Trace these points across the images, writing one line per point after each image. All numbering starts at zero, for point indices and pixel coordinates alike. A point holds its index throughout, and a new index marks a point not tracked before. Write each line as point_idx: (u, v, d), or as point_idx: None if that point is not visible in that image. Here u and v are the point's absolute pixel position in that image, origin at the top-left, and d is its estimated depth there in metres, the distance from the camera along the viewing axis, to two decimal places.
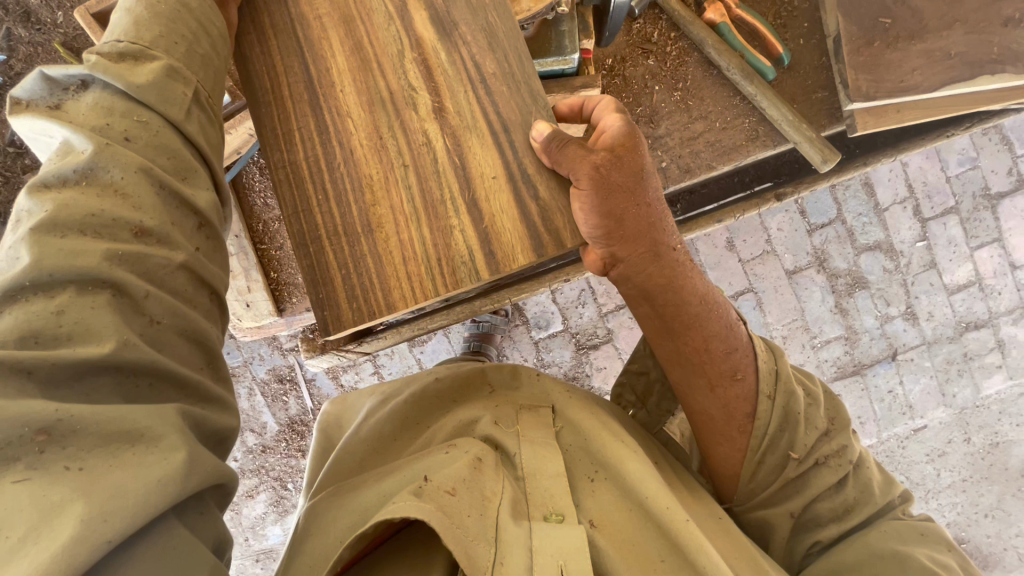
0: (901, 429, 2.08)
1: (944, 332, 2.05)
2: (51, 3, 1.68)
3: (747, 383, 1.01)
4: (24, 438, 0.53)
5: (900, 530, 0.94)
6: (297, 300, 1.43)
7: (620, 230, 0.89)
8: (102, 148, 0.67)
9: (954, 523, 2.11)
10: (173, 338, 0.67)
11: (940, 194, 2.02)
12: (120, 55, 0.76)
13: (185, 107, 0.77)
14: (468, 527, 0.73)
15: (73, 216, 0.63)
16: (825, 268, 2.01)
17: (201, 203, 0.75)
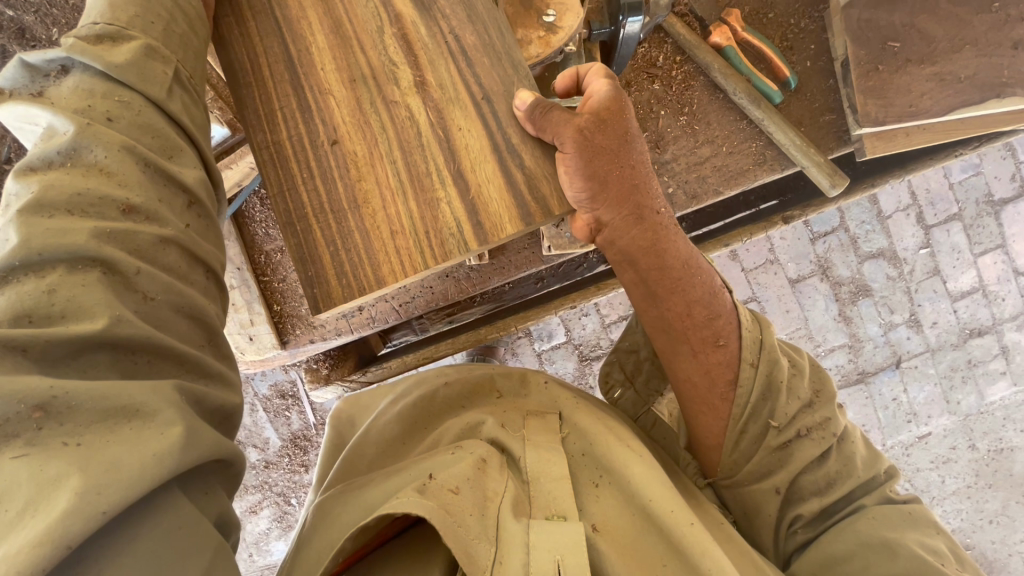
0: (905, 436, 2.08)
1: (948, 339, 2.04)
2: (46, 20, 1.66)
3: (730, 349, 0.98)
4: (20, 415, 0.51)
5: (888, 513, 0.91)
6: (300, 331, 1.41)
7: (605, 195, 0.86)
8: (86, 128, 0.66)
9: (959, 529, 2.12)
10: (169, 315, 0.65)
11: (943, 201, 2.01)
12: (97, 37, 0.74)
13: (165, 85, 0.76)
14: (471, 527, 0.71)
15: (60, 195, 0.62)
16: (828, 277, 2.01)
17: (188, 180, 0.73)
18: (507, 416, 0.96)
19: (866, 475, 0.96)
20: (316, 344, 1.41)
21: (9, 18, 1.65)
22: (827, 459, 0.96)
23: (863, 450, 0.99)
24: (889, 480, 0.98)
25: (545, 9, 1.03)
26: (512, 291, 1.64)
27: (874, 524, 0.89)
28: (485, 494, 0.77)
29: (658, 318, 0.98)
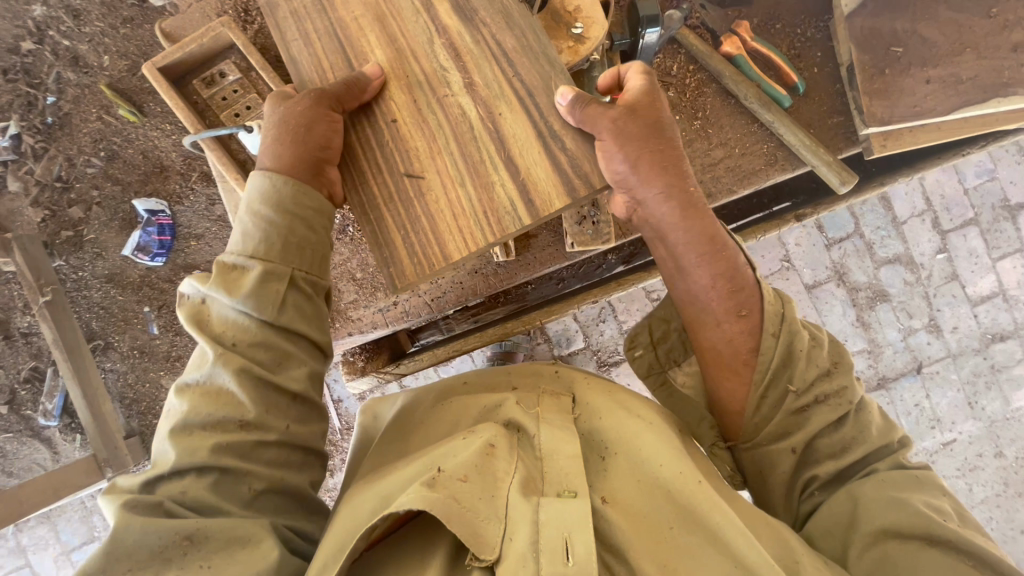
0: (929, 443, 2.06)
1: (970, 343, 2.04)
2: (98, 48, 1.79)
3: (754, 318, 1.00)
4: (173, 543, 0.76)
5: (898, 474, 0.93)
6: (339, 326, 1.46)
7: (642, 175, 0.93)
8: (219, 359, 0.84)
9: (990, 539, 2.07)
10: (274, 490, 0.86)
11: (958, 206, 2.02)
12: (232, 265, 0.89)
13: (277, 302, 0.88)
14: (480, 510, 0.78)
15: (198, 419, 0.83)
16: (844, 282, 2.02)
17: (293, 387, 0.88)
18: (527, 401, 0.98)
19: (879, 442, 0.97)
20: (353, 336, 1.47)
21: (66, 47, 1.80)
22: (840, 429, 0.97)
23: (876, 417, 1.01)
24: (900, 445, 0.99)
25: (573, 21, 1.10)
26: (534, 292, 1.69)
27: (884, 486, 0.91)
28: (495, 479, 0.83)
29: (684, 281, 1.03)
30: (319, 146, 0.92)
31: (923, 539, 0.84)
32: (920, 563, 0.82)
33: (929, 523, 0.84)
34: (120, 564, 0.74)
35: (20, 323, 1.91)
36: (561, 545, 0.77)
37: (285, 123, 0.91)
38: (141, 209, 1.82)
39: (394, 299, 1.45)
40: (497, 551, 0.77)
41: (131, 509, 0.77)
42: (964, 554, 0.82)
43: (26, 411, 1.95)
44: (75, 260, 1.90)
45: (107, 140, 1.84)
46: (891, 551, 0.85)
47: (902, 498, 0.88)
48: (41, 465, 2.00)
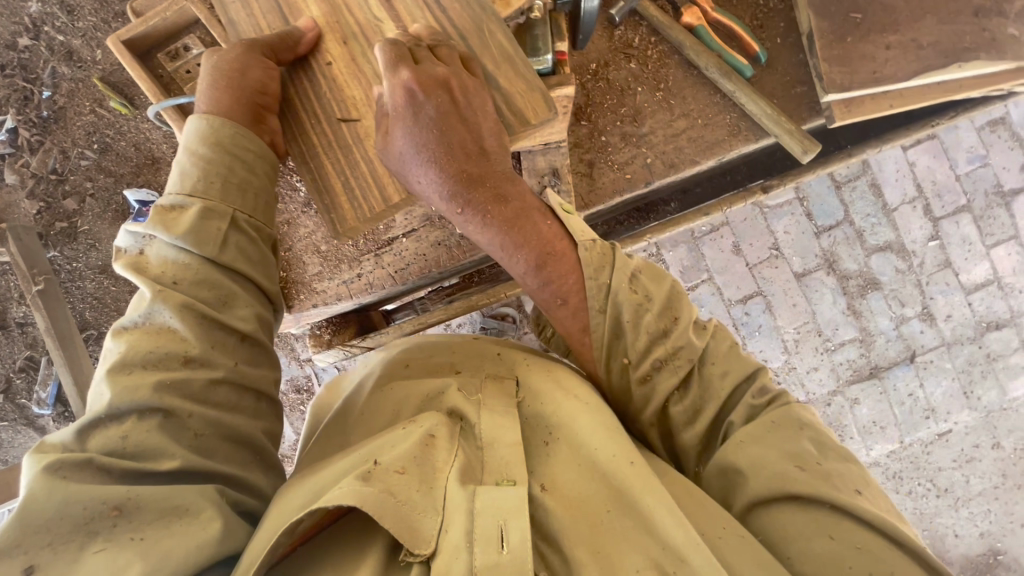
0: (924, 434, 2.02)
1: (964, 332, 2.00)
2: (91, 42, 1.83)
3: (573, 303, 1.03)
4: (103, 513, 0.77)
5: (749, 429, 0.92)
6: (304, 297, 1.48)
7: (442, 151, 1.00)
8: (158, 296, 0.91)
9: (989, 533, 2.03)
10: (217, 443, 0.89)
11: (950, 193, 2.00)
12: (171, 206, 0.98)
13: (218, 241, 0.97)
14: (416, 502, 0.82)
15: (138, 354, 0.87)
16: (834, 270, 2.00)
17: (239, 324, 0.96)
18: (472, 389, 1.02)
19: (725, 391, 0.97)
20: (318, 309, 1.48)
21: (61, 42, 1.84)
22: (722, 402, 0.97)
23: (732, 360, 0.99)
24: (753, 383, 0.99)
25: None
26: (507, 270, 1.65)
27: (742, 449, 0.90)
28: (434, 471, 0.86)
29: (529, 228, 1.04)
30: (256, 92, 1.01)
31: (790, 497, 0.85)
32: (789, 525, 0.83)
33: (791, 483, 0.84)
34: (41, 537, 0.74)
35: (16, 313, 1.95)
36: (496, 534, 0.80)
37: (223, 70, 1.01)
38: (132, 199, 1.87)
39: (359, 272, 1.47)
40: (432, 543, 0.80)
41: (54, 472, 0.77)
42: (827, 504, 0.82)
43: (21, 400, 1.98)
44: (70, 251, 1.94)
45: (100, 133, 1.87)
46: (766, 519, 0.86)
47: (765, 460, 0.88)
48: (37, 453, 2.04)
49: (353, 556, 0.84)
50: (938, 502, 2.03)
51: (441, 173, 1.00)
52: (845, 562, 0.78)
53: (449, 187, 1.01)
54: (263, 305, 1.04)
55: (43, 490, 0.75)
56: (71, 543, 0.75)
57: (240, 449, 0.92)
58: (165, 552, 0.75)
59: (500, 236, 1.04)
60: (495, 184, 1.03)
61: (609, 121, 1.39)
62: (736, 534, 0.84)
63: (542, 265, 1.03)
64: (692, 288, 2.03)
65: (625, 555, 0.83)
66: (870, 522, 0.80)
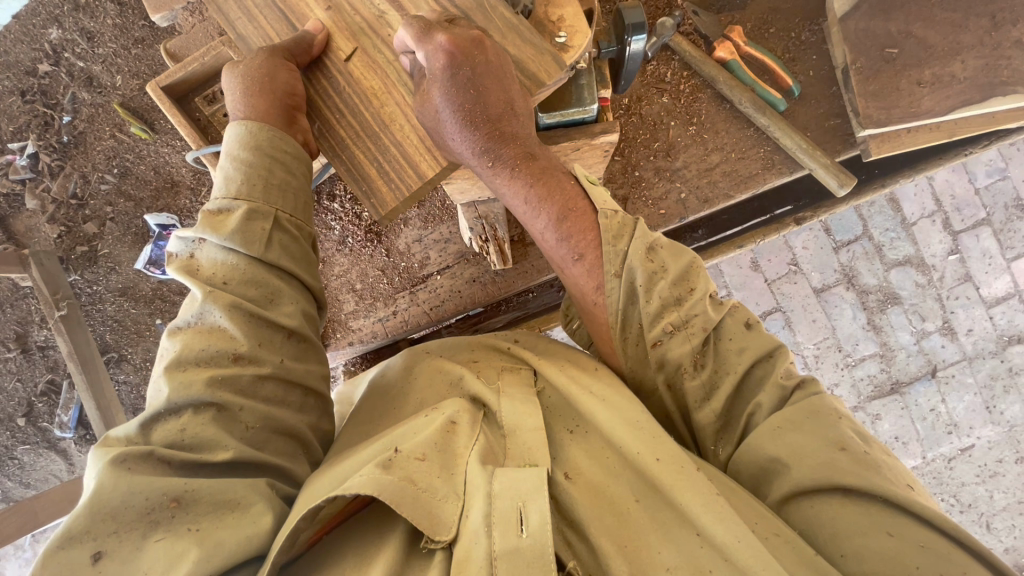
0: (946, 449, 2.01)
1: (986, 347, 1.99)
2: (110, 68, 1.85)
3: (588, 260, 0.99)
4: (162, 504, 0.79)
5: (786, 416, 0.90)
6: (341, 334, 1.49)
7: (481, 113, 0.96)
8: (208, 297, 0.92)
9: (1013, 548, 2.02)
10: (266, 437, 0.90)
11: (970, 207, 1.99)
12: (217, 210, 0.98)
13: (263, 240, 0.97)
14: (437, 489, 0.84)
15: (191, 354, 0.89)
16: (854, 285, 1.99)
17: (283, 320, 0.96)
18: (490, 377, 1.03)
19: (743, 366, 0.94)
20: (355, 346, 1.50)
21: (81, 68, 1.86)
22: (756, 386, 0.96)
23: (750, 336, 0.97)
24: (778, 364, 0.95)
25: (557, 30, 1.03)
26: (537, 299, 1.65)
27: (780, 438, 0.88)
28: (453, 457, 0.88)
29: (552, 184, 1.02)
30: (287, 95, 1.01)
31: (836, 488, 0.82)
32: (841, 520, 0.80)
33: (838, 472, 0.82)
34: (107, 524, 0.76)
35: (38, 337, 1.96)
36: (516, 518, 0.80)
37: (248, 78, 1.00)
38: (154, 224, 1.87)
39: (393, 309, 1.48)
40: (453, 530, 0.82)
41: (120, 464, 0.79)
42: (877, 495, 0.80)
43: (42, 423, 1.99)
44: (90, 275, 1.94)
45: (120, 157, 1.89)
46: (812, 513, 0.83)
47: (806, 449, 0.85)
48: (58, 476, 2.05)
49: (385, 537, 0.86)
50: (962, 518, 2.01)
51: (476, 131, 0.97)
52: (908, 558, 0.74)
53: (483, 144, 0.98)
54: (309, 301, 1.05)
55: (109, 482, 0.77)
56: (133, 532, 0.77)
57: (290, 440, 0.94)
58: (217, 543, 0.78)
59: (523, 191, 1.02)
60: (521, 142, 1.00)
61: (642, 156, 1.39)
62: (772, 533, 0.81)
63: (563, 221, 1.01)
64: None
65: (657, 546, 0.82)
66: (923, 515, 0.78)
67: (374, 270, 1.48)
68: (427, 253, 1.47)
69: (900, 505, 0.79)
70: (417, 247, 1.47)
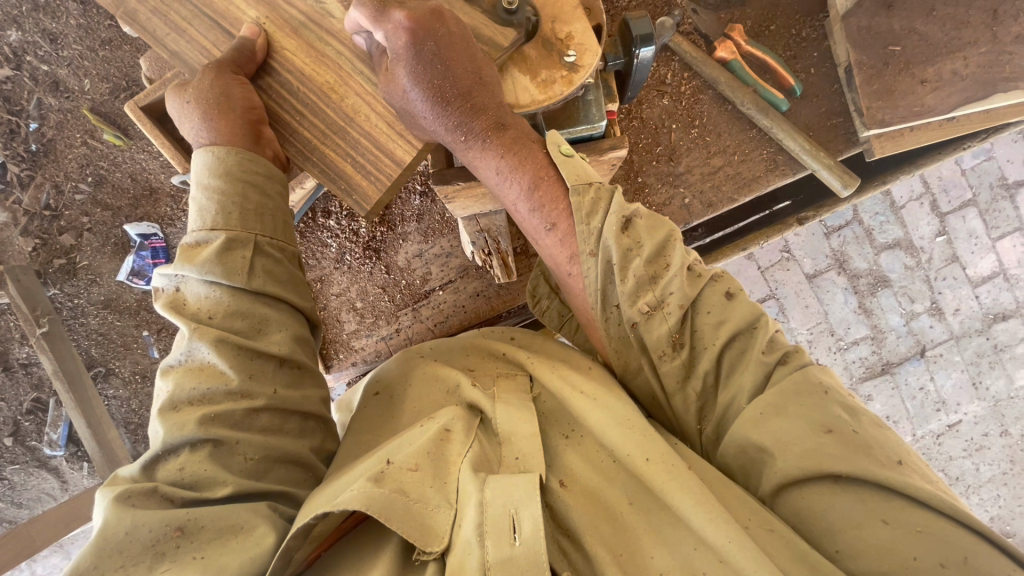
0: (935, 425, 2.07)
1: (972, 325, 2.04)
2: (76, 71, 1.76)
3: (562, 228, 0.94)
4: (167, 534, 0.77)
5: (771, 399, 0.84)
6: (343, 355, 1.47)
7: (449, 86, 0.91)
8: (194, 334, 0.88)
9: (998, 517, 2.09)
10: (267, 465, 0.88)
11: (956, 188, 2.01)
12: (195, 243, 0.95)
13: (246, 270, 0.93)
14: (429, 498, 0.83)
15: (184, 394, 0.87)
16: (846, 269, 2.01)
17: (274, 350, 0.93)
18: (486, 382, 1.02)
19: (720, 341, 0.89)
20: (358, 366, 1.48)
21: (45, 72, 1.77)
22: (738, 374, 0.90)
23: (730, 307, 0.90)
24: (761, 335, 0.89)
25: (566, 49, 0.98)
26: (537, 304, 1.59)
27: (766, 424, 0.83)
28: (445, 464, 0.88)
29: (525, 151, 0.96)
30: (246, 110, 0.98)
31: (827, 476, 0.78)
32: (835, 511, 0.77)
33: (827, 458, 0.78)
34: (114, 559, 0.75)
35: (19, 354, 1.90)
36: (507, 525, 0.79)
37: (200, 101, 0.96)
38: (134, 233, 1.81)
39: (396, 327, 1.46)
40: (445, 539, 0.81)
41: (124, 501, 0.78)
42: (868, 481, 0.76)
43: (30, 442, 1.93)
44: (70, 288, 1.87)
45: (94, 165, 1.81)
46: (802, 502, 0.80)
47: (793, 435, 0.81)
48: (51, 495, 2.00)
49: (380, 550, 0.85)
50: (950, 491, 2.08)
51: (446, 104, 0.92)
52: (904, 547, 0.72)
53: (455, 118, 0.93)
54: (300, 324, 1.01)
55: (113, 518, 0.77)
56: (141, 564, 0.76)
57: (294, 466, 0.92)
58: (222, 567, 0.76)
59: (497, 166, 0.97)
60: (491, 112, 0.95)
61: (644, 164, 1.38)
62: (765, 529, 0.80)
63: (535, 189, 0.96)
64: None
65: (650, 550, 0.82)
66: (916, 496, 0.74)
67: (374, 288, 1.45)
68: (428, 268, 1.44)
69: (892, 488, 0.75)
70: (417, 263, 1.44)
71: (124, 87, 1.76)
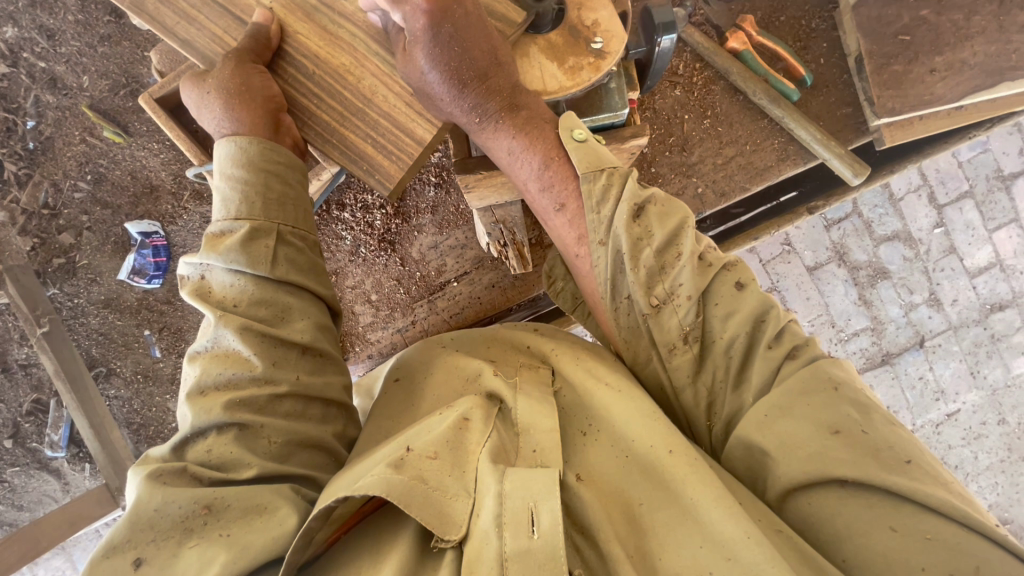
0: (934, 415, 2.09)
1: (970, 315, 2.07)
2: (75, 68, 1.74)
3: (570, 209, 0.95)
4: (196, 511, 0.78)
5: (775, 401, 0.84)
6: (359, 348, 1.47)
7: (464, 66, 0.91)
8: (220, 320, 0.88)
9: (997, 504, 2.12)
10: (293, 450, 0.88)
11: (953, 180, 2.04)
12: (220, 231, 0.95)
13: (269, 258, 0.93)
14: (448, 487, 0.84)
15: (210, 378, 0.87)
16: (845, 262, 2.04)
17: (297, 338, 0.92)
18: (508, 372, 1.02)
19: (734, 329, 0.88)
20: (374, 358, 1.48)
21: (43, 69, 1.75)
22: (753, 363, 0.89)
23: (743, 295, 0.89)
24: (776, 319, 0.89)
25: (593, 36, 0.98)
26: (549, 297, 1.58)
27: (769, 428, 0.83)
28: (465, 453, 0.88)
29: (537, 131, 0.95)
30: (268, 99, 0.98)
31: (834, 482, 0.78)
32: (842, 517, 0.77)
33: (831, 463, 0.78)
34: (146, 533, 0.76)
35: (19, 355, 1.88)
36: (526, 519, 0.79)
37: (221, 91, 0.96)
38: (135, 232, 1.80)
39: (412, 318, 1.46)
40: (463, 529, 0.81)
41: (155, 479, 0.79)
42: (875, 487, 0.76)
43: (31, 444, 1.91)
44: (70, 288, 1.85)
45: (94, 163, 1.80)
46: (807, 508, 0.80)
47: (797, 439, 0.81)
48: (52, 497, 1.97)
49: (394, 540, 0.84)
50: None
51: (462, 86, 0.92)
52: (913, 555, 0.71)
53: (470, 99, 0.93)
54: (323, 312, 1.01)
55: (145, 494, 0.77)
56: (170, 540, 0.76)
57: (317, 453, 0.91)
58: (246, 545, 0.76)
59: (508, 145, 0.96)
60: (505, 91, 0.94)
61: (657, 154, 1.39)
62: (773, 529, 0.80)
63: (545, 168, 0.95)
64: None
65: (659, 550, 0.81)
66: (928, 504, 0.73)
67: (390, 280, 1.45)
68: (443, 260, 1.44)
69: (900, 495, 0.75)
70: (432, 254, 1.44)
71: (124, 84, 1.75)
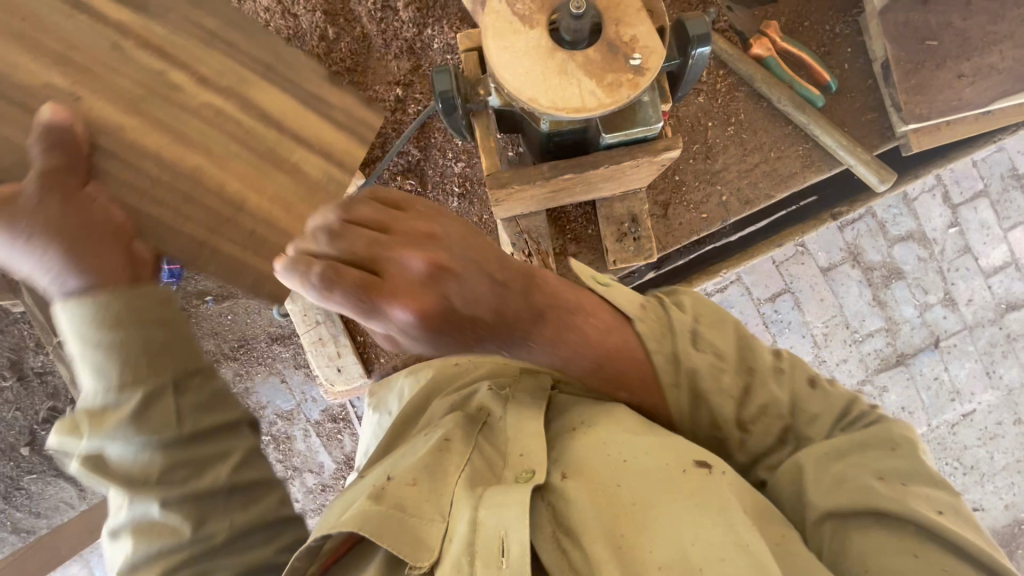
0: (950, 415, 2.07)
1: (985, 315, 2.05)
2: None
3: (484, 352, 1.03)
4: None
5: (833, 445, 0.87)
6: (382, 359, 1.66)
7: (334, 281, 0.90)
8: (133, 496, 0.89)
9: (1013, 505, 2.11)
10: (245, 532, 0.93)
11: (968, 179, 2.02)
12: (86, 421, 0.89)
13: (172, 405, 0.92)
14: (422, 513, 0.86)
15: (141, 552, 0.88)
16: (859, 262, 2.03)
17: (220, 479, 0.92)
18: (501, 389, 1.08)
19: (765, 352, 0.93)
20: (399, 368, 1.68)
21: None
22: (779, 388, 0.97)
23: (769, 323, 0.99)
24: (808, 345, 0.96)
25: (631, 51, 0.92)
26: None
27: (824, 470, 0.85)
28: (443, 475, 0.91)
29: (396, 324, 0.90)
30: (100, 227, 0.99)
31: (867, 511, 0.79)
32: (865, 542, 0.77)
33: (869, 494, 0.79)
34: None
35: (34, 363, 1.89)
36: (496, 545, 0.77)
37: (50, 230, 0.94)
38: None
39: None
40: (434, 554, 0.81)
41: None
42: (909, 519, 0.76)
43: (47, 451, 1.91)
44: None
45: None
46: (843, 538, 0.79)
47: (847, 477, 0.83)
48: (71, 503, 1.98)
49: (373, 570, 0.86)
50: (965, 480, 2.09)
51: (334, 296, 0.91)
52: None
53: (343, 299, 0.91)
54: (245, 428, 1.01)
55: None
56: None
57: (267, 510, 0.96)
58: None
59: (505, 295, 0.99)
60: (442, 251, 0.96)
61: (682, 163, 1.45)
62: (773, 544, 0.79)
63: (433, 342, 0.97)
64: (720, 290, 2.00)
65: (651, 545, 0.78)
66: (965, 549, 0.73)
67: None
68: None
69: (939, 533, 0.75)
70: None
71: None
